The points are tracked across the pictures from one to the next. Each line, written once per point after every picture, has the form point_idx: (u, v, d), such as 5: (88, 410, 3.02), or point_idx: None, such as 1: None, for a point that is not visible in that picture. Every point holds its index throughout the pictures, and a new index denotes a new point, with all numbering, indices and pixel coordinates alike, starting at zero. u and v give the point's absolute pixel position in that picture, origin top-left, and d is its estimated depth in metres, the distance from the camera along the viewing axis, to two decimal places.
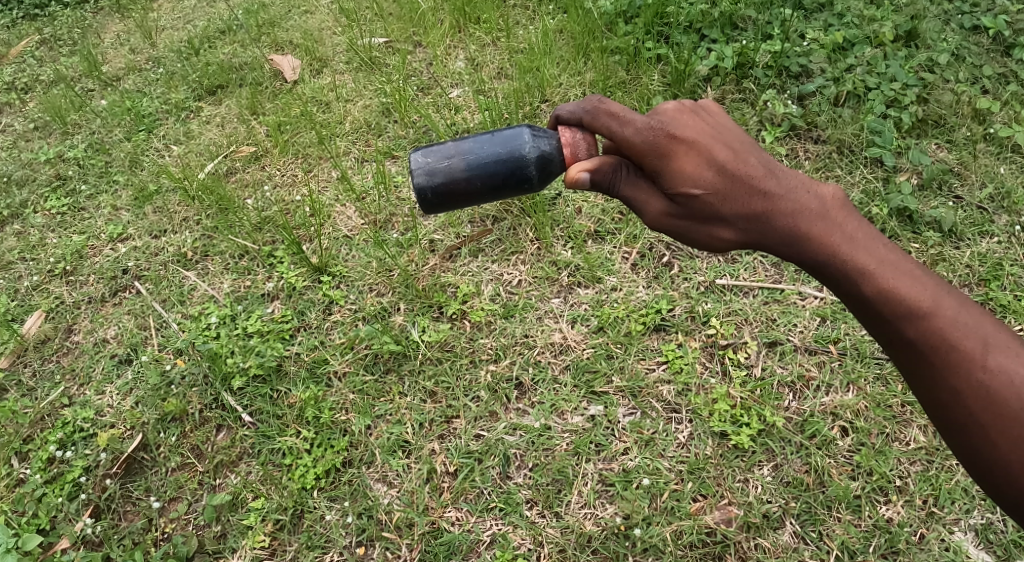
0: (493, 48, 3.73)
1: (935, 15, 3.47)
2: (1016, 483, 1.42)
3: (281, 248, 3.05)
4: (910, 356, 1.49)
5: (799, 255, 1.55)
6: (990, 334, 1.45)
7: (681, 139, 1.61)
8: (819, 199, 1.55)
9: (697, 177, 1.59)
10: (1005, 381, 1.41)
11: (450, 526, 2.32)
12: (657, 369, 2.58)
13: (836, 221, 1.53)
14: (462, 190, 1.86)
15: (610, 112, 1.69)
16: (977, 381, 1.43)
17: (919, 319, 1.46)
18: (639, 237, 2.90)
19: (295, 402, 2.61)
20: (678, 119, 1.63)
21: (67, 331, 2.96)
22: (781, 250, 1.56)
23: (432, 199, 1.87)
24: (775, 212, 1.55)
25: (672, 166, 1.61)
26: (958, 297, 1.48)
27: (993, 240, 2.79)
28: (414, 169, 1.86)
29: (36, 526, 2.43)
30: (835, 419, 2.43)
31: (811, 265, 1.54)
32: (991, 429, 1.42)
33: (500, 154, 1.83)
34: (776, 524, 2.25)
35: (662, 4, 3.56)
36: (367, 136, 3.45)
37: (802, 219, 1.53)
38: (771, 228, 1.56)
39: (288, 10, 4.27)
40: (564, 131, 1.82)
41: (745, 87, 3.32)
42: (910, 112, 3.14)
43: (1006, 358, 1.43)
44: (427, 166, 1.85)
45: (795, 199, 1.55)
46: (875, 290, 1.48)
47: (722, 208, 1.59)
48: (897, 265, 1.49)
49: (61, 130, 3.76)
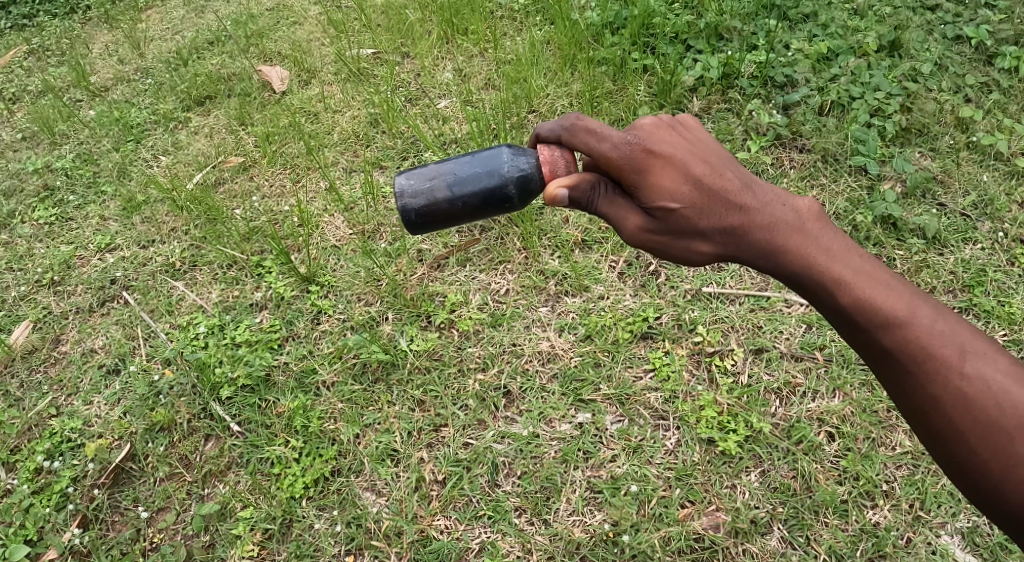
0: (481, 59, 3.76)
1: (918, 25, 3.52)
2: (996, 488, 1.43)
3: (269, 258, 3.05)
4: (888, 364, 1.51)
5: (775, 268, 1.57)
6: (967, 340, 1.47)
7: (658, 154, 1.63)
8: (794, 212, 1.58)
9: (674, 191, 1.61)
10: (982, 387, 1.43)
11: (439, 534, 2.33)
12: (645, 376, 2.59)
13: (812, 233, 1.55)
14: (446, 210, 1.89)
15: (587, 128, 1.71)
16: (954, 387, 1.44)
17: (895, 327, 1.48)
18: (626, 246, 2.92)
19: (284, 411, 2.61)
20: (655, 134, 1.65)
21: (54, 341, 2.95)
22: (758, 263, 1.59)
23: (417, 221, 1.90)
24: (751, 225, 1.58)
25: (649, 180, 1.63)
26: (934, 306, 1.50)
27: (977, 246, 2.82)
28: (398, 191, 1.90)
29: (23, 537, 2.42)
30: (821, 424, 2.45)
31: (789, 278, 1.56)
32: (971, 436, 1.43)
33: (481, 175, 1.87)
34: (763, 529, 2.27)
35: (648, 15, 3.60)
36: (356, 146, 3.45)
37: (778, 232, 1.56)
38: (747, 241, 1.59)
39: (277, 21, 4.28)
40: (543, 149, 1.85)
41: (730, 97, 3.36)
42: (893, 121, 3.19)
43: (983, 364, 1.45)
44: (411, 188, 1.89)
45: (771, 212, 1.58)
46: (852, 300, 1.50)
47: (699, 222, 1.61)
48: (872, 275, 1.52)
49: (49, 140, 3.76)
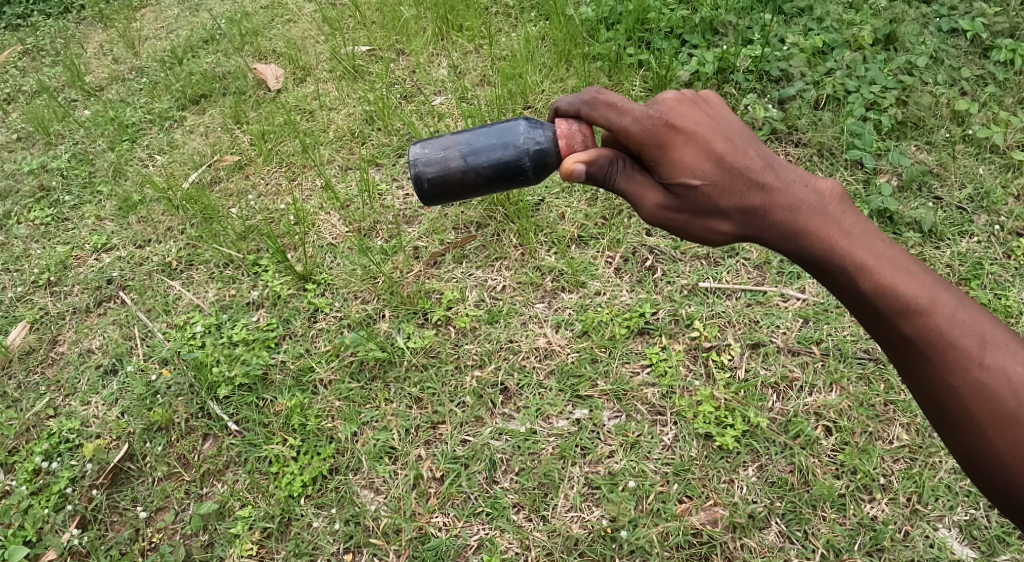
0: (476, 56, 3.76)
1: (913, 19, 3.51)
2: (1012, 482, 1.43)
3: (266, 257, 3.05)
4: (906, 351, 1.51)
5: (795, 249, 1.57)
6: (987, 330, 1.47)
7: (680, 130, 1.63)
8: (816, 194, 1.57)
9: (696, 168, 1.62)
10: (1001, 378, 1.43)
11: (437, 531, 2.33)
12: (641, 372, 2.59)
13: (833, 215, 1.55)
14: (459, 181, 1.89)
15: (607, 102, 1.73)
16: (973, 377, 1.44)
17: (915, 314, 1.48)
18: (622, 241, 2.92)
19: (281, 410, 2.61)
20: (677, 109, 1.65)
21: (51, 342, 2.95)
22: (778, 244, 1.59)
23: (430, 191, 1.90)
24: (772, 206, 1.58)
25: (670, 156, 1.63)
26: (956, 295, 1.50)
27: (973, 240, 2.82)
28: (412, 160, 1.90)
29: (22, 538, 2.42)
30: (818, 419, 2.45)
31: (809, 259, 1.56)
32: (988, 428, 1.43)
33: (496, 147, 1.87)
34: (761, 524, 2.27)
35: (643, 11, 3.59)
36: (351, 144, 3.45)
37: (799, 214, 1.56)
38: (768, 221, 1.58)
39: (271, 19, 4.28)
40: (560, 123, 1.85)
41: (726, 91, 3.35)
42: (889, 115, 3.18)
43: (1002, 355, 1.44)
44: (425, 157, 1.89)
45: (793, 194, 1.57)
46: (873, 284, 1.50)
47: (719, 201, 1.61)
48: (894, 261, 1.51)
49: (44, 141, 3.75)
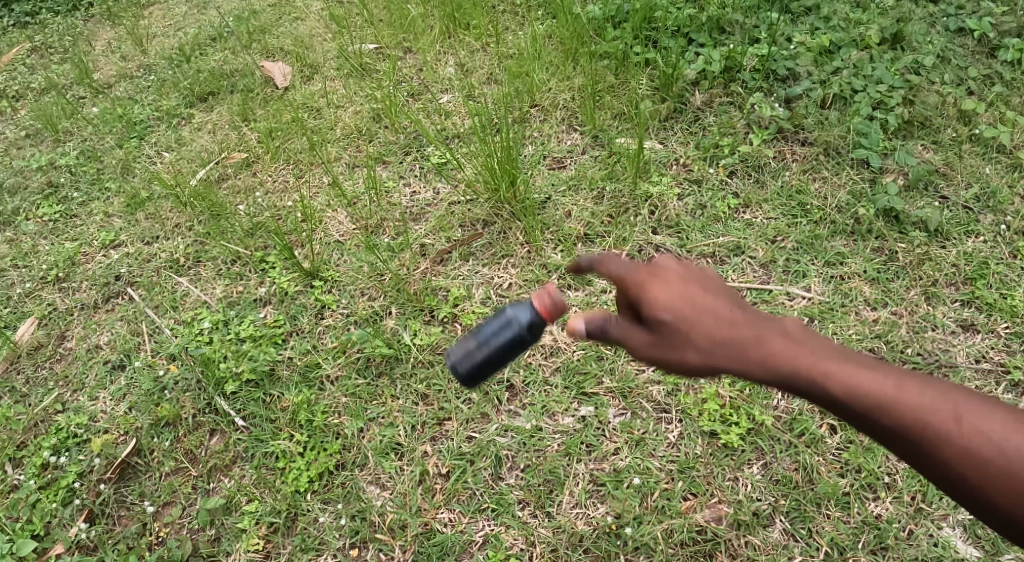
0: (483, 54, 3.77)
1: (921, 18, 3.51)
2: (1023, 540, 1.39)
3: (273, 254, 3.06)
4: (889, 439, 1.48)
5: (764, 371, 1.55)
6: (964, 401, 1.46)
7: (656, 274, 1.60)
8: (777, 324, 1.59)
9: (670, 303, 1.58)
10: (991, 445, 1.41)
11: (443, 527, 2.35)
12: (647, 369, 2.60)
13: (795, 341, 1.56)
14: (493, 363, 1.77)
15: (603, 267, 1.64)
16: (961, 447, 1.43)
17: (887, 405, 1.47)
18: (628, 240, 2.93)
19: (288, 405, 2.63)
20: (658, 273, 1.60)
21: (59, 338, 2.96)
22: (750, 371, 1.55)
23: (467, 376, 1.78)
24: (741, 340, 1.56)
25: (647, 296, 1.58)
26: (922, 377, 1.51)
27: (979, 239, 2.83)
28: (452, 360, 1.78)
29: (30, 532, 2.44)
30: (823, 417, 2.45)
31: (777, 378, 1.54)
32: (983, 484, 1.41)
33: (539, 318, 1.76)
34: (765, 521, 2.28)
35: (650, 9, 3.58)
36: (358, 142, 3.47)
37: (765, 343, 1.56)
38: (737, 343, 1.56)
39: (279, 17, 4.29)
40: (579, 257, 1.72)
41: (732, 91, 3.35)
42: (896, 114, 3.17)
43: (986, 422, 1.43)
44: (468, 358, 1.77)
45: (756, 325, 1.58)
46: (838, 389, 1.50)
47: (692, 332, 1.56)
48: (847, 358, 1.54)
49: (52, 138, 3.77)
